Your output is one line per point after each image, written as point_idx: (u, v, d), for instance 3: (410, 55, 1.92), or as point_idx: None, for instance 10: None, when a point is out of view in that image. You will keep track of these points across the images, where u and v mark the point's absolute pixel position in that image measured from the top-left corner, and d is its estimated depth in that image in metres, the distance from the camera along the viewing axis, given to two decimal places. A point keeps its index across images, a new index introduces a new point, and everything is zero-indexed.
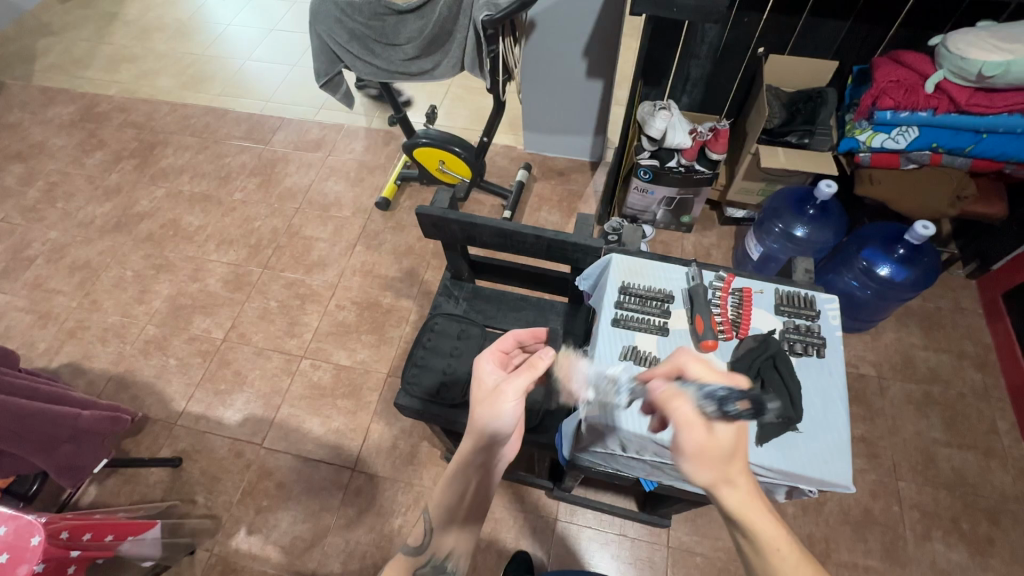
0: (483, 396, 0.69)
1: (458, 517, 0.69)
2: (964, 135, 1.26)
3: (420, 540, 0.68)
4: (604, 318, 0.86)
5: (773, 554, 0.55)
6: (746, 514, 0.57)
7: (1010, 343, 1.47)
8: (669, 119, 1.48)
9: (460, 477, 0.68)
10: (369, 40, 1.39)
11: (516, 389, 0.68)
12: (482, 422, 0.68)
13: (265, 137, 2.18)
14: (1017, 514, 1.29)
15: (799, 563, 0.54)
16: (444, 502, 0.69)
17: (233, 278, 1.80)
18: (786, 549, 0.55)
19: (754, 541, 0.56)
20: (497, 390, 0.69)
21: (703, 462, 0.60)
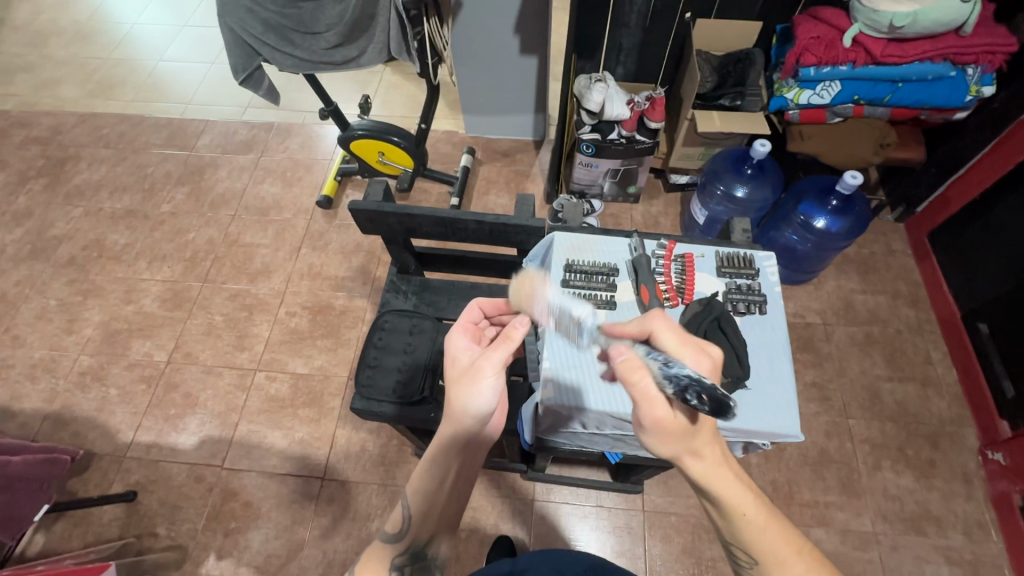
0: (459, 375, 0.66)
1: (439, 502, 0.66)
2: (882, 86, 1.30)
3: (399, 528, 0.65)
4: None
5: (739, 517, 0.58)
6: (714, 482, 0.59)
7: (936, 279, 1.57)
8: (605, 91, 1.48)
9: (440, 461, 0.66)
10: (286, 29, 1.30)
11: (494, 363, 0.65)
12: (461, 401, 0.65)
13: (190, 142, 2.04)
14: (955, 436, 1.39)
15: (765, 522, 0.58)
16: (423, 487, 0.66)
17: (171, 296, 1.70)
18: (754, 512, 0.58)
19: (724, 507, 0.59)
20: (474, 367, 0.66)
21: (666, 439, 0.57)
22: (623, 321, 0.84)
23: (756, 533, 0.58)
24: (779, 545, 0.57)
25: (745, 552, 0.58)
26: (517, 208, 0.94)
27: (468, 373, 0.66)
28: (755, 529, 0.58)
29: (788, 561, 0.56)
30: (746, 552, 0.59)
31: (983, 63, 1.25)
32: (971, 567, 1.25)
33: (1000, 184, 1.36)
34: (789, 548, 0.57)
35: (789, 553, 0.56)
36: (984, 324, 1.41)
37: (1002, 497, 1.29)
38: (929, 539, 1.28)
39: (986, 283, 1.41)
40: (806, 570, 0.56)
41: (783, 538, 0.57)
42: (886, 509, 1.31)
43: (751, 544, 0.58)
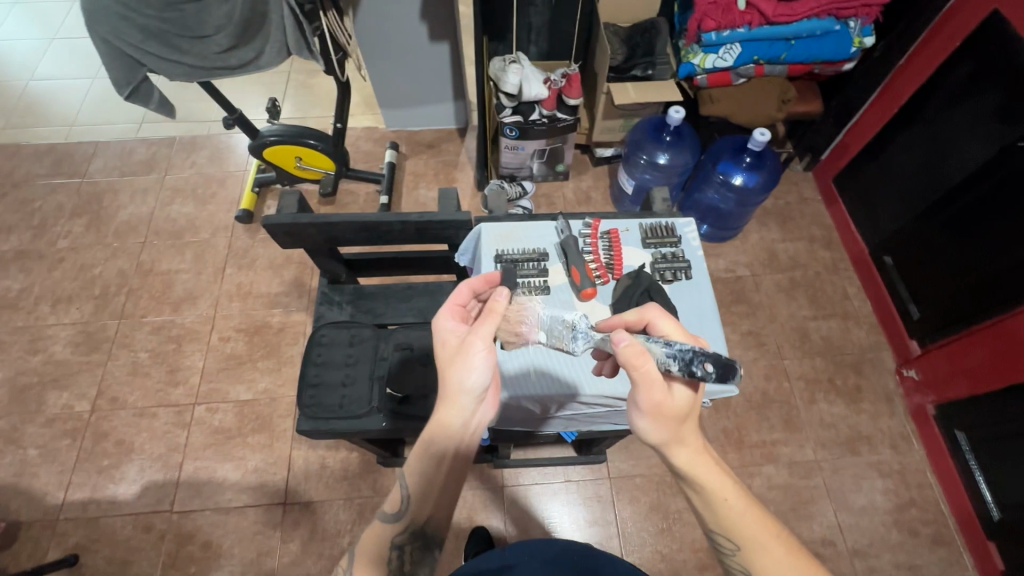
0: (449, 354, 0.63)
1: (437, 486, 0.62)
2: (777, 45, 1.37)
3: (398, 507, 0.61)
4: None
5: (722, 502, 0.61)
6: (697, 468, 0.62)
7: (844, 221, 1.70)
8: (521, 72, 1.47)
9: (436, 447, 0.62)
10: (169, 35, 1.19)
11: (485, 338, 0.62)
12: (455, 381, 0.61)
13: (80, 168, 1.85)
14: (874, 361, 1.53)
15: (747, 509, 0.60)
16: (419, 470, 0.62)
17: (84, 339, 1.55)
18: (734, 497, 0.61)
19: (705, 491, 0.61)
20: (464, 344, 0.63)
21: (661, 422, 0.61)
22: (558, 305, 0.85)
23: (737, 516, 0.60)
24: (758, 529, 0.59)
25: (729, 540, 0.60)
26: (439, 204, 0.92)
27: (459, 351, 0.63)
28: (735, 513, 0.60)
29: (765, 541, 0.59)
30: (729, 542, 0.60)
31: (862, 16, 1.34)
32: (900, 475, 1.38)
33: (888, 127, 1.47)
34: (767, 532, 0.60)
35: (768, 537, 0.59)
36: (888, 257, 1.54)
37: (918, 409, 1.44)
38: (863, 457, 1.41)
39: (886, 219, 1.53)
40: (784, 555, 0.59)
41: (763, 522, 0.60)
42: (824, 437, 1.43)
43: (731, 531, 0.60)
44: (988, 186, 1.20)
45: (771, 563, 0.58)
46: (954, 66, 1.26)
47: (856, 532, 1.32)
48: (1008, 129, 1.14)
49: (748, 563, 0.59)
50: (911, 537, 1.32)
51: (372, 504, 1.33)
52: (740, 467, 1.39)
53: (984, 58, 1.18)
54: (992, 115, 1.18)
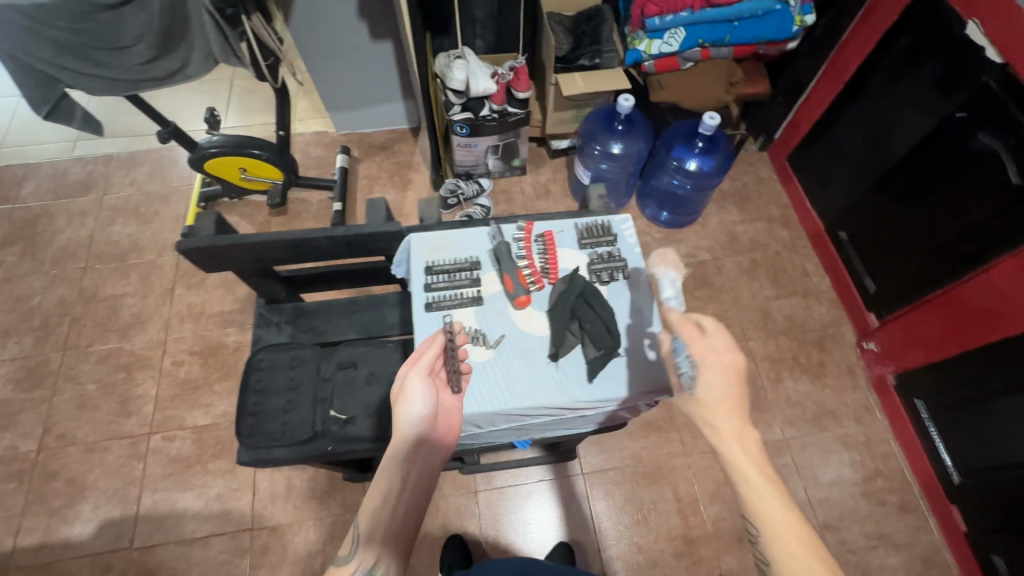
0: (397, 392, 0.74)
1: (386, 521, 0.65)
2: (720, 27, 1.36)
3: (350, 548, 0.64)
4: (417, 305, 0.85)
5: (745, 483, 0.60)
6: (728, 451, 0.62)
7: (800, 198, 1.71)
8: (466, 67, 1.43)
9: (387, 481, 0.68)
10: (84, 48, 1.10)
11: (419, 371, 0.73)
12: (401, 410, 0.71)
13: (10, 193, 1.75)
14: (836, 335, 1.55)
15: (779, 496, 0.59)
16: (371, 510, 0.66)
17: (26, 375, 1.47)
18: (761, 482, 0.60)
19: (732, 474, 0.62)
20: (405, 380, 0.74)
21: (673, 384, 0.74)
22: (493, 314, 0.86)
23: (757, 500, 0.59)
24: (780, 519, 0.58)
25: (753, 525, 0.59)
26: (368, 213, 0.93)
27: (402, 388, 0.74)
28: (758, 498, 0.60)
29: (781, 531, 0.57)
30: (752, 525, 0.60)
31: None
32: (865, 447, 1.41)
33: (836, 103, 1.48)
34: (788, 527, 0.57)
35: (795, 527, 0.57)
36: (842, 232, 1.55)
37: (880, 379, 1.46)
38: (830, 432, 1.43)
39: (839, 195, 1.54)
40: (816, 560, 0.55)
41: (787, 514, 0.58)
42: (791, 415, 1.44)
43: (755, 515, 0.59)
44: (932, 157, 1.22)
45: (787, 553, 0.56)
46: (894, 40, 1.26)
47: (827, 507, 1.34)
48: (947, 100, 1.15)
49: (761, 544, 0.58)
50: (878, 507, 1.34)
51: (342, 522, 1.30)
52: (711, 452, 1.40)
53: (922, 31, 1.18)
54: (931, 87, 1.19)
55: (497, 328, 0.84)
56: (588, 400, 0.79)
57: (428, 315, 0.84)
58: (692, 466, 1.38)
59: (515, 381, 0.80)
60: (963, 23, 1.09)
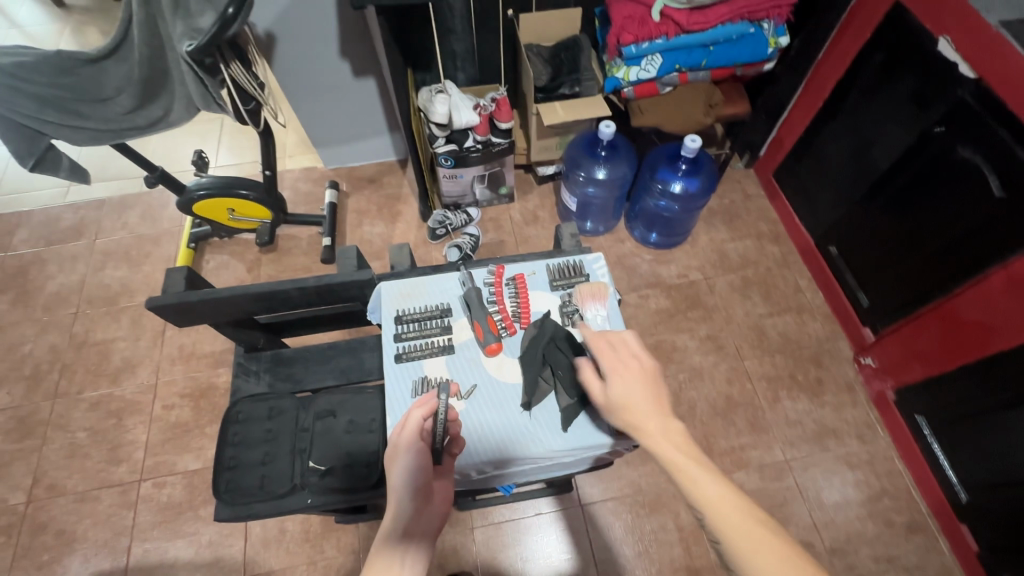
0: (390, 457, 0.71)
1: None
2: (696, 52, 1.38)
3: None
4: (388, 357, 0.85)
5: (678, 470, 0.64)
6: (657, 444, 0.67)
7: (789, 215, 1.71)
8: (448, 101, 1.45)
9: (384, 558, 0.62)
10: (65, 100, 1.13)
11: (412, 431, 0.71)
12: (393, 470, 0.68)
13: (3, 242, 1.76)
14: (833, 351, 1.53)
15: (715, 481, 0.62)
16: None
17: (16, 425, 1.46)
18: (692, 465, 0.64)
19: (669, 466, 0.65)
20: (397, 444, 0.71)
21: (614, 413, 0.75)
22: (464, 362, 0.86)
23: (693, 483, 0.62)
24: (716, 495, 0.61)
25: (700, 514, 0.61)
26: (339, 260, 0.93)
27: (395, 453, 0.71)
28: (696, 484, 0.62)
29: (720, 506, 0.60)
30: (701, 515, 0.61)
31: (774, 17, 1.36)
32: (869, 465, 1.38)
33: (817, 119, 1.49)
34: (723, 499, 0.60)
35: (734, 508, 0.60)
36: (832, 247, 1.54)
37: (879, 395, 1.44)
38: (832, 451, 1.40)
39: (826, 210, 1.54)
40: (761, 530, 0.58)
41: (722, 491, 0.61)
42: (791, 435, 1.42)
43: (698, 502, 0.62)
44: (915, 170, 1.21)
45: (729, 522, 0.59)
46: (869, 57, 1.27)
47: (833, 530, 1.31)
48: (925, 114, 1.16)
49: (712, 532, 0.59)
50: (886, 528, 1.31)
51: (336, 565, 1.27)
52: None
53: (896, 48, 1.20)
54: (908, 102, 1.19)
55: (468, 378, 0.84)
56: (565, 450, 0.79)
57: (399, 366, 0.84)
58: None
59: (487, 433, 0.80)
60: (934, 39, 1.10)
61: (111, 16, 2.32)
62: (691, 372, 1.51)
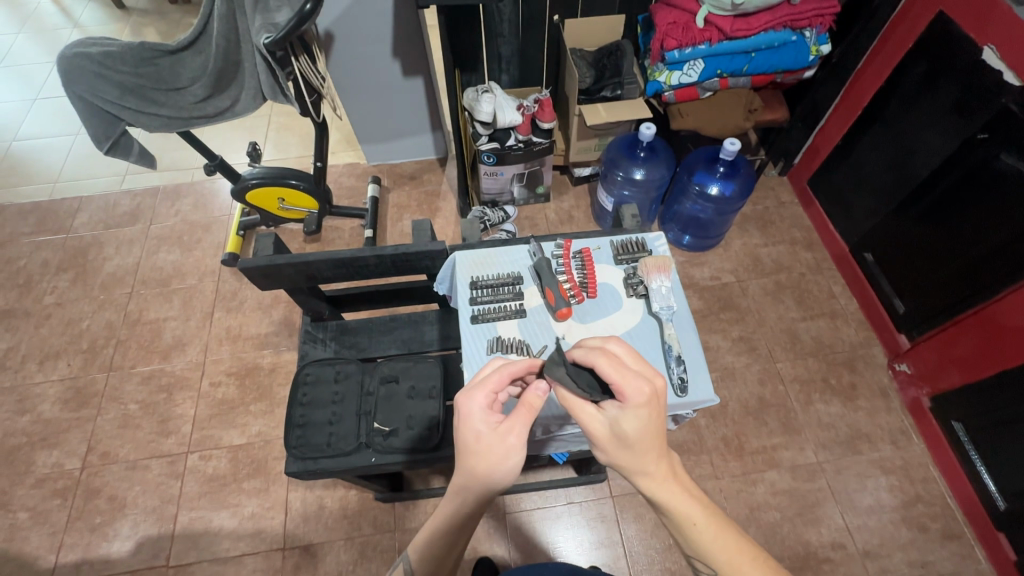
0: (482, 448, 0.62)
1: (445, 568, 0.67)
2: (738, 58, 1.43)
3: None
4: (464, 318, 0.91)
5: (688, 527, 0.59)
6: (660, 494, 0.60)
7: (823, 221, 1.72)
8: (494, 100, 1.50)
9: (450, 532, 0.66)
10: (145, 89, 1.21)
11: (520, 438, 0.61)
12: (485, 472, 0.61)
13: (65, 224, 1.86)
14: (866, 357, 1.53)
15: (717, 531, 0.58)
16: (427, 556, 0.67)
17: (73, 396, 1.53)
18: (703, 522, 0.59)
19: (674, 518, 0.60)
20: (496, 443, 0.61)
21: (609, 449, 0.62)
22: (535, 325, 0.91)
23: (706, 543, 0.58)
24: (734, 559, 0.57)
25: (704, 564, 0.59)
26: (413, 236, 1.01)
27: (493, 448, 0.61)
28: (705, 542, 0.58)
29: (741, 566, 0.56)
30: (706, 568, 0.58)
31: (817, 25, 1.40)
32: (903, 471, 1.38)
33: (855, 127, 1.50)
34: (743, 557, 0.57)
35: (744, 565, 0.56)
36: (868, 254, 1.55)
37: (914, 402, 1.44)
38: (865, 455, 1.40)
39: (862, 217, 1.55)
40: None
41: (737, 547, 0.57)
42: (824, 437, 1.42)
43: (698, 554, 0.59)
44: (955, 177, 1.22)
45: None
46: (910, 65, 1.29)
47: (866, 533, 1.31)
48: (967, 122, 1.17)
49: None
50: (921, 533, 1.30)
51: (373, 542, 1.31)
52: (742, 475, 1.38)
53: (937, 57, 1.22)
54: (951, 110, 1.21)
55: (540, 340, 0.89)
56: None
57: (474, 326, 0.90)
58: (723, 490, 1.36)
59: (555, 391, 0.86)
60: (979, 49, 1.12)
61: (168, 18, 2.45)
62: (723, 372, 1.53)
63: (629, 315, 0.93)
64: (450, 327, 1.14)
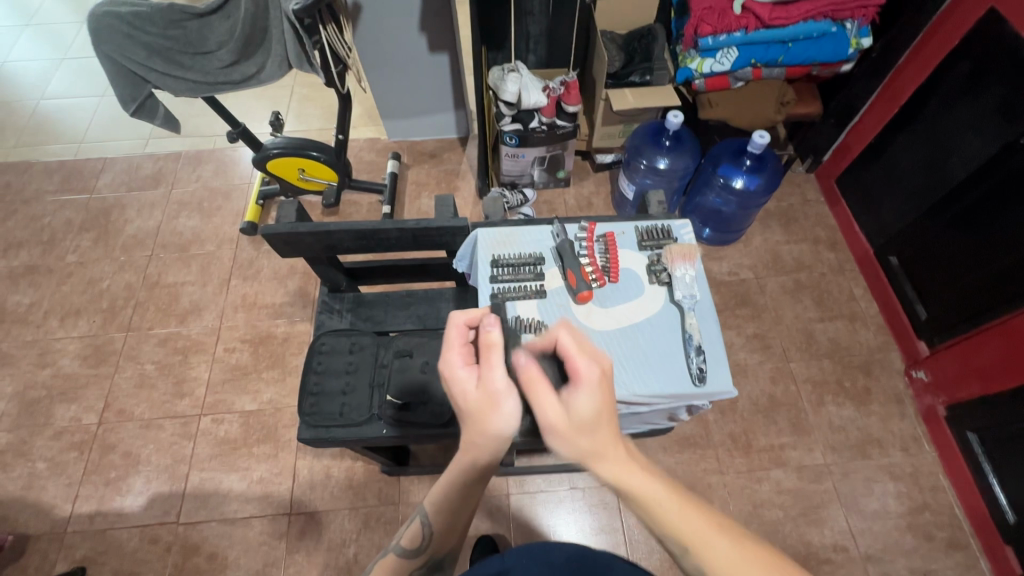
0: (475, 408, 0.60)
1: (462, 517, 0.68)
2: (773, 48, 1.40)
3: (417, 543, 0.68)
4: (484, 296, 0.91)
5: (650, 503, 0.57)
6: (623, 480, 0.58)
7: (849, 222, 1.68)
8: (520, 80, 1.48)
9: (464, 487, 0.65)
10: (173, 52, 1.20)
11: (504, 378, 0.60)
12: (495, 424, 0.60)
13: (89, 184, 1.88)
14: (883, 362, 1.51)
15: (678, 502, 0.58)
16: (444, 507, 0.67)
17: (92, 352, 1.57)
18: (663, 493, 0.58)
19: (636, 499, 0.58)
20: (488, 394, 0.60)
21: (567, 437, 0.58)
22: (555, 307, 0.91)
23: (671, 517, 0.56)
24: (698, 522, 0.56)
25: (675, 541, 0.56)
26: (436, 212, 1.00)
27: (485, 404, 0.60)
28: (671, 514, 0.57)
29: (710, 534, 0.55)
30: (680, 546, 0.56)
31: (859, 17, 1.36)
32: (912, 478, 1.36)
33: (891, 125, 1.45)
34: (710, 526, 0.56)
35: (711, 526, 0.56)
36: (894, 257, 1.52)
37: (929, 410, 1.41)
38: (874, 460, 1.38)
39: (892, 219, 1.51)
40: (730, 541, 0.55)
41: (701, 514, 0.57)
42: (834, 440, 1.41)
43: (667, 528, 0.56)
44: (992, 183, 1.18)
45: (717, 556, 0.54)
46: (955, 63, 1.24)
47: (869, 537, 1.30)
48: (1011, 126, 1.13)
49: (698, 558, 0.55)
50: (925, 542, 1.29)
51: (376, 513, 1.33)
52: (747, 472, 1.38)
53: (985, 56, 1.17)
54: (994, 112, 1.16)
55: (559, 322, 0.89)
56: (648, 395, 0.83)
57: (494, 305, 0.90)
58: (727, 486, 1.36)
59: None
60: None
61: None
62: (735, 368, 1.51)
63: (651, 302, 0.92)
64: (465, 306, 1.15)
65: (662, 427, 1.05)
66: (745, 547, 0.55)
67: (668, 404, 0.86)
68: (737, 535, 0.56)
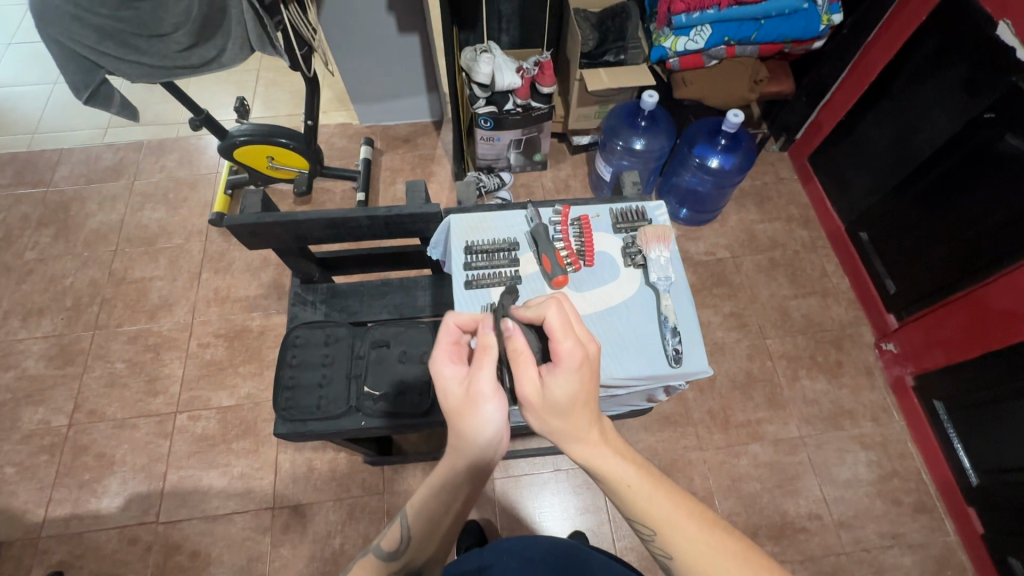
0: (457, 407, 0.61)
1: (442, 528, 0.64)
2: (746, 25, 1.42)
3: (395, 546, 0.65)
4: (458, 283, 0.90)
5: (623, 489, 0.59)
6: (594, 462, 0.59)
7: (820, 199, 1.71)
8: (493, 61, 1.44)
9: (447, 491, 0.63)
10: (125, 35, 1.13)
11: (490, 383, 0.60)
12: (473, 426, 0.60)
13: (44, 177, 1.79)
14: (855, 336, 1.55)
15: (652, 491, 0.58)
16: (426, 512, 0.65)
17: (58, 353, 1.51)
18: (638, 484, 0.59)
19: (610, 484, 0.59)
20: (471, 396, 0.60)
21: (546, 413, 0.59)
22: (531, 293, 0.90)
23: (643, 504, 0.58)
24: (671, 509, 0.58)
25: (646, 526, 0.58)
26: (408, 198, 0.97)
27: (467, 403, 0.61)
28: (646, 501, 0.58)
29: (681, 522, 0.57)
30: (653, 531, 0.58)
31: None
32: (882, 446, 1.41)
33: (860, 103, 1.47)
34: (680, 512, 0.58)
35: (683, 516, 0.57)
36: (863, 233, 1.55)
37: (897, 380, 1.46)
38: (846, 431, 1.43)
39: (862, 196, 1.54)
40: (701, 528, 0.57)
41: (673, 501, 0.58)
42: (808, 413, 1.45)
43: (641, 516, 0.58)
44: (958, 158, 1.21)
45: (686, 541, 0.56)
46: (922, 39, 1.25)
47: (842, 504, 1.35)
48: (974, 101, 1.15)
49: (666, 545, 0.57)
50: (894, 506, 1.35)
51: (361, 504, 1.33)
52: (726, 447, 1.41)
53: (950, 32, 1.18)
54: (959, 88, 1.18)
55: None
56: (623, 376, 0.84)
57: (468, 292, 0.89)
58: (707, 461, 1.40)
59: None
60: (992, 24, 1.08)
61: None
62: (712, 346, 1.54)
63: (625, 285, 0.92)
64: (444, 294, 1.13)
65: (641, 408, 1.07)
66: (713, 531, 0.56)
67: (645, 385, 0.86)
68: (708, 521, 0.58)
